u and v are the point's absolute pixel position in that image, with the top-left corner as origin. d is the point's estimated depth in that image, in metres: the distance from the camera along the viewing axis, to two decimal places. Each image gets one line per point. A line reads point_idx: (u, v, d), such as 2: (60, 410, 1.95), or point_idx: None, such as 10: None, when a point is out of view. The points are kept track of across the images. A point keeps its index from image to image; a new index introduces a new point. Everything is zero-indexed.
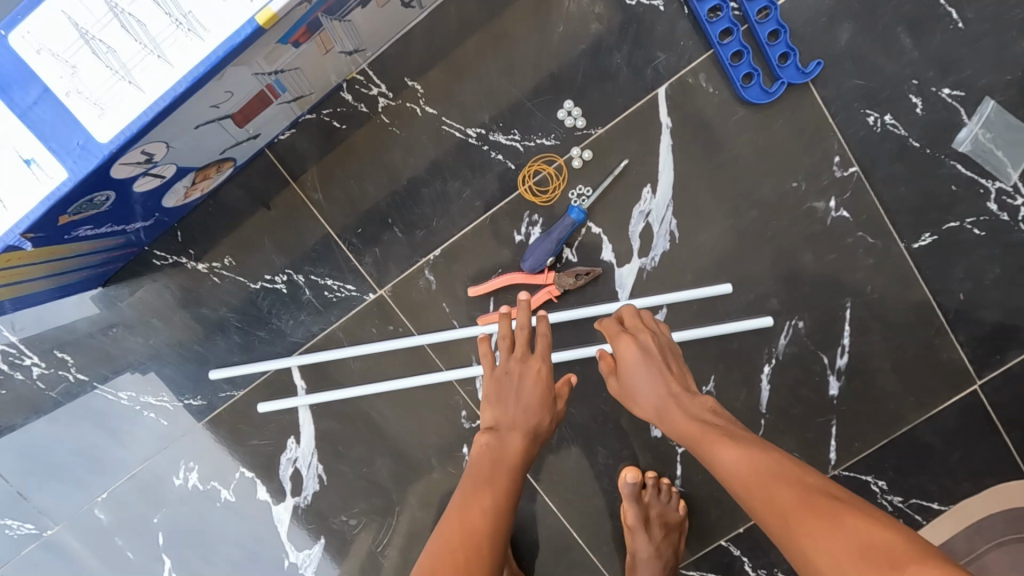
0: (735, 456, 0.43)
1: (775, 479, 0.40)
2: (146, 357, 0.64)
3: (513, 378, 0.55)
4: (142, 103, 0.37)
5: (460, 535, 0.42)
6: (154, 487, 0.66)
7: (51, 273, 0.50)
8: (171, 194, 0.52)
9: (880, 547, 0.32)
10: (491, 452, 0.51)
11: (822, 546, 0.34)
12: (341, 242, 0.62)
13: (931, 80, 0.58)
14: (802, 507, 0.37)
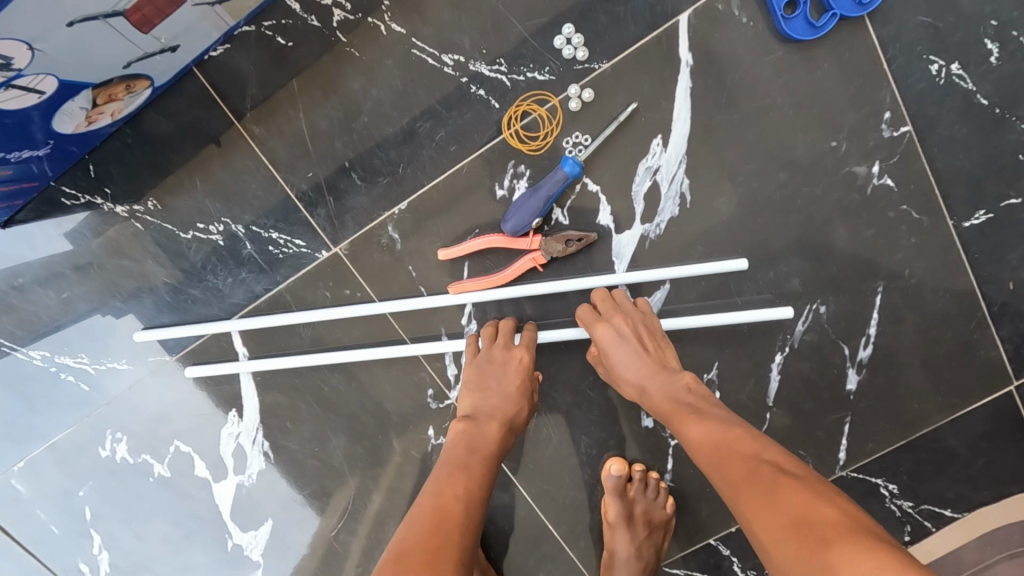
0: (706, 434, 0.40)
1: (735, 455, 0.37)
2: (59, 313, 0.55)
3: (488, 362, 0.50)
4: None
5: (433, 517, 0.35)
6: (78, 458, 0.59)
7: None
8: (65, 117, 0.41)
9: (822, 524, 0.30)
10: (459, 439, 0.45)
11: (767, 523, 0.31)
12: (289, 187, 0.52)
13: (1012, 22, 0.48)
14: (754, 481, 0.34)
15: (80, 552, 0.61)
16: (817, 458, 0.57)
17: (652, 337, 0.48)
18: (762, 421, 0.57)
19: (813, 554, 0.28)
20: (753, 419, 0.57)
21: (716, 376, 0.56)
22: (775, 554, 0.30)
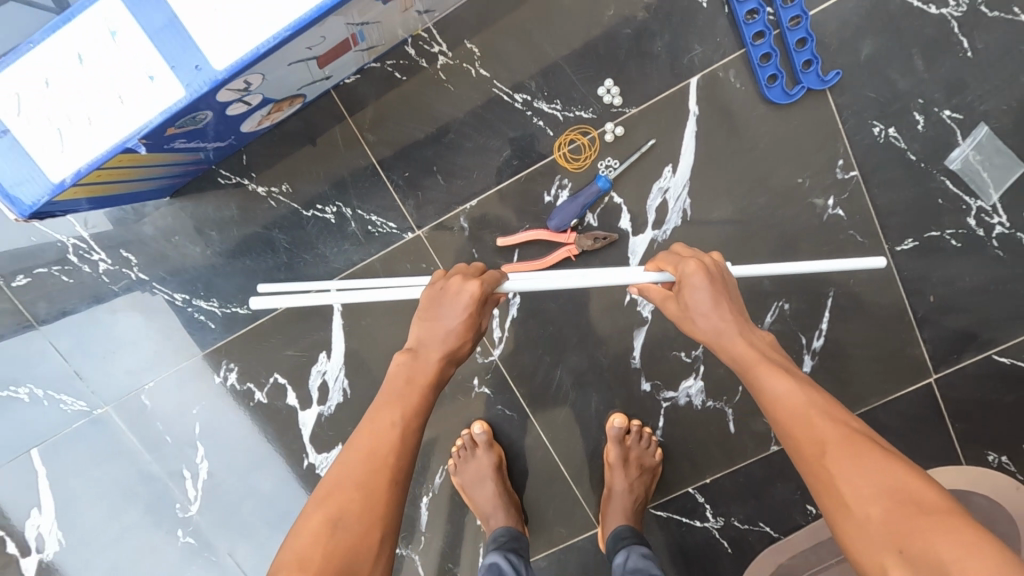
0: (784, 386, 0.45)
1: (822, 415, 0.42)
2: (197, 265, 0.70)
3: (448, 297, 0.51)
4: (258, 8, 0.43)
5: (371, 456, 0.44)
6: (197, 382, 0.74)
7: (146, 178, 0.56)
8: (250, 121, 0.58)
9: (911, 494, 0.36)
10: (400, 371, 0.50)
11: (854, 482, 0.37)
12: (388, 181, 0.68)
13: (936, 100, 0.64)
14: (841, 442, 0.40)
15: (187, 458, 0.77)
16: None
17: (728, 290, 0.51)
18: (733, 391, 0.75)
19: (900, 516, 0.35)
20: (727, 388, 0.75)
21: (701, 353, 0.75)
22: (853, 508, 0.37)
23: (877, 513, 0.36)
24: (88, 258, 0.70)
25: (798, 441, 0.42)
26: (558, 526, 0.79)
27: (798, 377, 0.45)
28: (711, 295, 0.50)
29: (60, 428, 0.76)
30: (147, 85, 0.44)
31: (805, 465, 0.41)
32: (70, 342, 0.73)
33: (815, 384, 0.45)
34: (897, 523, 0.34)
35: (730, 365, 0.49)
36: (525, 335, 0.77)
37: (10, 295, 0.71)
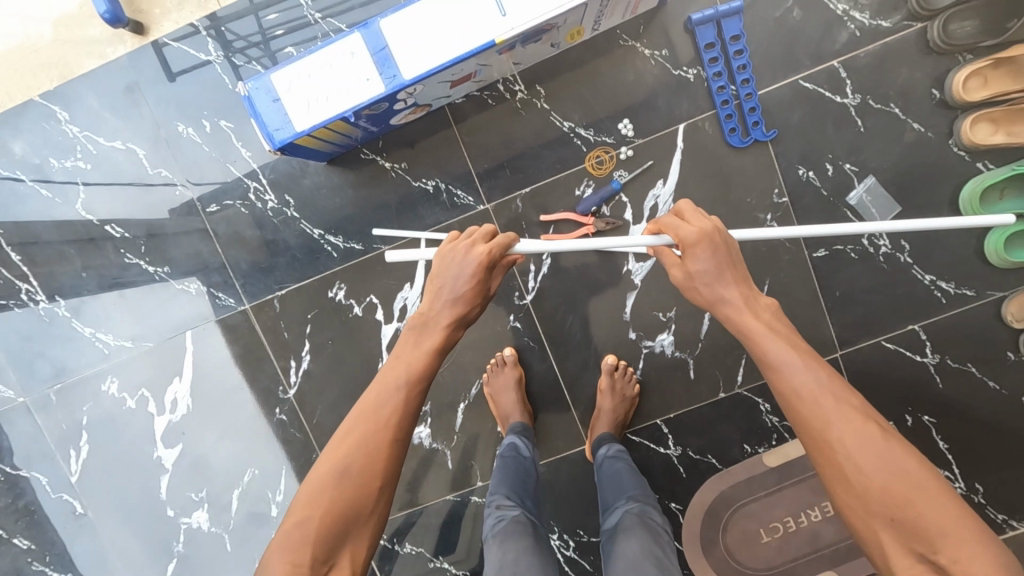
0: (805, 372, 0.59)
1: (836, 405, 0.56)
2: (334, 210, 1.03)
3: (455, 268, 0.75)
4: (428, 15, 0.76)
5: (389, 397, 0.69)
6: (315, 294, 1.05)
7: (334, 142, 0.89)
8: (399, 117, 0.92)
9: (908, 472, 0.52)
10: (419, 332, 0.75)
11: (864, 466, 0.54)
12: (472, 169, 1.01)
13: (840, 157, 0.96)
14: (854, 431, 0.55)
15: (296, 351, 1.06)
16: (726, 375, 1.03)
17: (726, 251, 0.67)
18: (696, 348, 1.03)
19: (902, 492, 0.52)
20: (691, 345, 1.03)
21: (673, 316, 1.03)
22: (865, 486, 0.53)
23: (872, 485, 0.53)
24: (262, 197, 1.02)
25: (817, 426, 0.57)
26: (558, 437, 1.07)
27: (815, 365, 0.59)
28: (707, 258, 0.67)
29: (213, 317, 1.06)
30: (363, 82, 0.78)
31: (820, 445, 0.56)
32: (236, 255, 1.04)
33: (822, 366, 0.59)
34: (881, 486, 0.52)
35: (739, 335, 0.65)
36: (550, 294, 1.04)
37: (202, 219, 1.03)
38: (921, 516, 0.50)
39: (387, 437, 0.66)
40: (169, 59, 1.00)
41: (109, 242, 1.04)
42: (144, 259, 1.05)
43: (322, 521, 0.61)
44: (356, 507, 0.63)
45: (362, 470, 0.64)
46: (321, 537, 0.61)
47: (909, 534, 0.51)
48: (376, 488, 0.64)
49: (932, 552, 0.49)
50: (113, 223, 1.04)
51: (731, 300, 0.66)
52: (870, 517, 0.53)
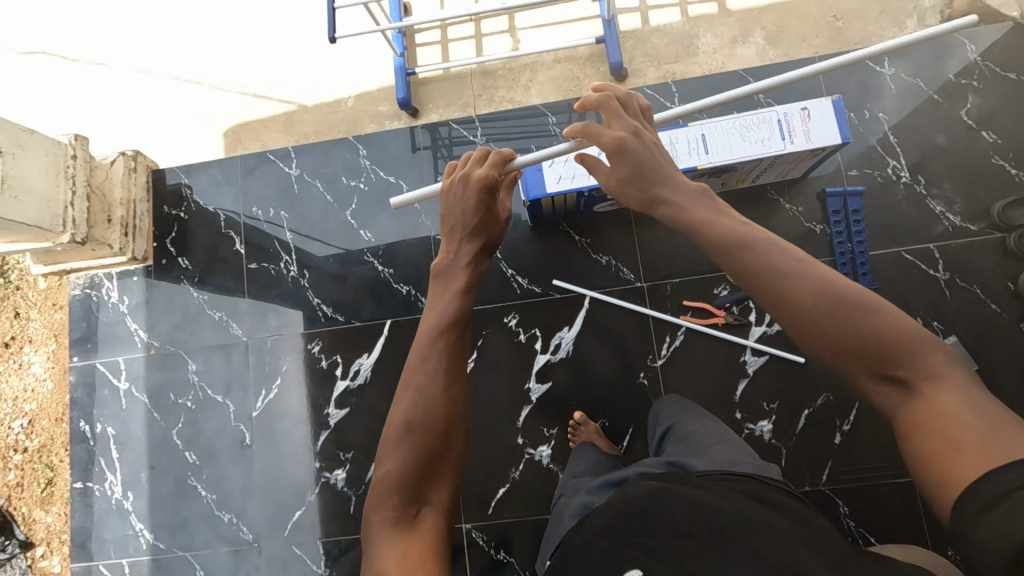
0: (760, 251, 0.70)
1: (800, 283, 0.66)
2: (527, 260, 1.36)
3: (461, 209, 0.98)
4: (655, 142, 1.14)
5: (433, 341, 0.86)
6: (492, 317, 1.34)
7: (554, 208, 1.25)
8: (602, 203, 1.27)
9: (868, 318, 0.63)
10: (445, 273, 0.96)
11: (836, 330, 0.63)
12: (638, 255, 1.33)
13: (930, 316, 1.23)
14: (823, 303, 0.64)
15: (465, 357, 1.33)
16: (812, 472, 1.21)
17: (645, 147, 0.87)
18: (790, 440, 1.23)
19: (867, 337, 0.62)
20: (786, 436, 1.23)
21: (775, 408, 1.24)
22: (838, 340, 0.63)
23: (844, 334, 0.63)
24: None
25: (789, 308, 0.66)
26: None
27: (774, 246, 0.70)
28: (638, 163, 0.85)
29: (411, 314, 1.36)
30: None
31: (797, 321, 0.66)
32: None
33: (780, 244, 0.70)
34: (851, 333, 0.63)
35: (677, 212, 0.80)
36: (676, 365, 1.28)
37: (430, 241, 1.39)
38: (884, 340, 0.62)
39: (435, 379, 0.82)
40: (449, 136, 1.46)
41: (358, 242, 1.41)
42: (378, 260, 1.39)
43: (406, 457, 0.78)
44: (432, 439, 0.79)
45: (427, 405, 0.81)
46: (412, 468, 0.77)
47: (877, 362, 0.62)
48: (446, 419, 0.81)
49: (900, 373, 0.61)
50: (367, 229, 1.41)
51: (661, 193, 0.83)
52: (847, 359, 0.63)
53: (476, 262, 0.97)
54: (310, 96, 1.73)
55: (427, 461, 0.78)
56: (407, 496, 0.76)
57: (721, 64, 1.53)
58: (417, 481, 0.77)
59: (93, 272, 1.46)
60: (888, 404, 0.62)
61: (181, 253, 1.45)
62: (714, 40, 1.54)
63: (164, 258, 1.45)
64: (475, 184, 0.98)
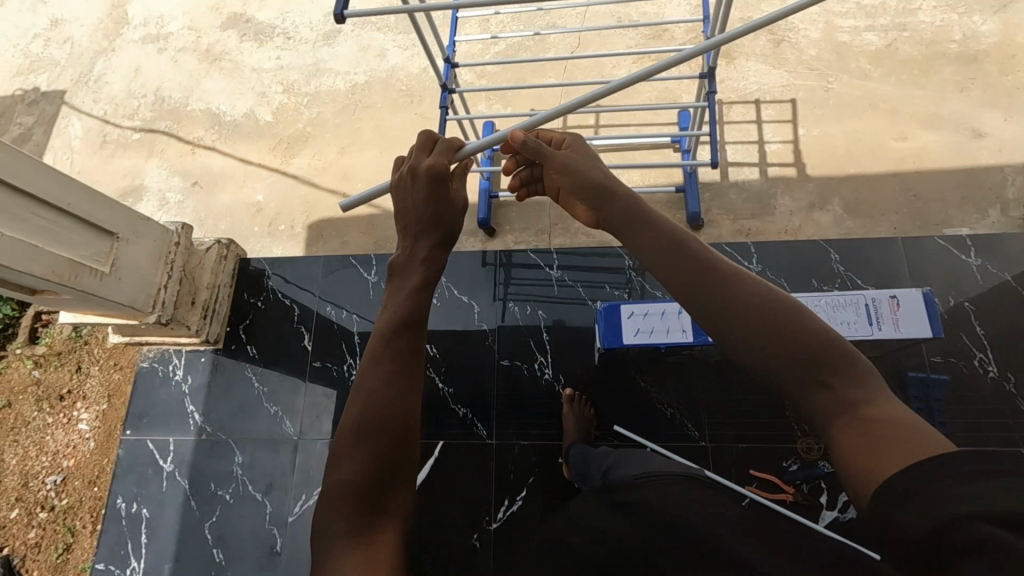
0: (658, 231, 0.68)
1: (696, 278, 0.62)
2: (590, 399, 1.35)
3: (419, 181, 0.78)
4: None
5: (390, 335, 0.63)
6: (549, 454, 1.33)
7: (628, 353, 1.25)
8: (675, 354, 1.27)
9: (789, 323, 0.57)
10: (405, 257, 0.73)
11: (765, 337, 0.57)
12: (702, 411, 1.31)
13: None
14: (741, 307, 0.59)
15: (514, 491, 1.30)
16: None
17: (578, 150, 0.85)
18: None
19: (791, 346, 0.56)
20: None
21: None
22: (769, 349, 0.57)
23: (765, 331, 0.57)
24: (542, 368, 1.40)
25: (714, 312, 0.59)
26: None
27: (662, 231, 0.68)
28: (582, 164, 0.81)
29: (465, 439, 1.36)
30: (680, 332, 1.14)
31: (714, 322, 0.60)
32: (504, 400, 1.38)
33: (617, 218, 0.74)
34: (769, 335, 0.57)
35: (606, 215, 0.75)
36: None
37: (494, 365, 1.42)
38: (802, 340, 0.57)
39: (398, 380, 0.60)
40: (527, 266, 1.52)
41: (424, 356, 1.44)
42: (438, 376, 1.42)
43: (358, 466, 0.56)
44: (393, 435, 0.57)
45: (387, 399, 0.59)
46: (367, 477, 0.56)
47: (813, 367, 0.56)
48: (405, 403, 0.59)
49: (829, 379, 0.56)
50: (433, 344, 1.45)
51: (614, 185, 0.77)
52: (767, 357, 0.57)
53: (435, 221, 0.75)
54: None
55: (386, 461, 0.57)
56: (366, 508, 0.55)
57: (797, 226, 1.55)
58: (378, 491, 0.56)
59: (163, 347, 1.50)
60: (823, 413, 0.55)
61: (249, 341, 1.49)
62: (791, 202, 1.58)
63: (233, 343, 1.49)
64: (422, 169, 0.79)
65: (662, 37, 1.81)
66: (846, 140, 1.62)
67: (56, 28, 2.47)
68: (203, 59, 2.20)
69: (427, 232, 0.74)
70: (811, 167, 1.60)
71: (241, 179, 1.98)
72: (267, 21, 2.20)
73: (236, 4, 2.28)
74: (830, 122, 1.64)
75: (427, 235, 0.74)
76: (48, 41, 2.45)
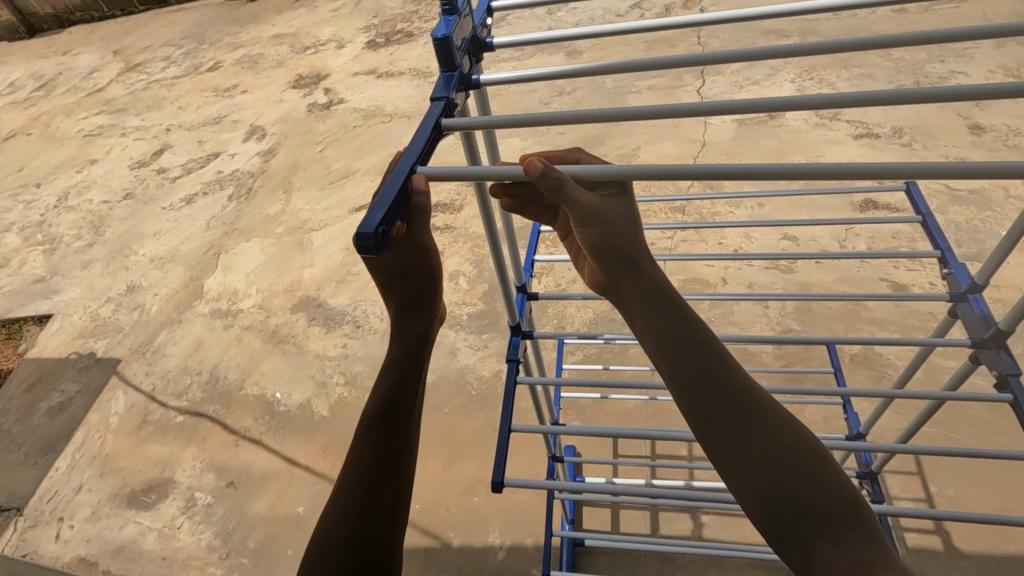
0: (674, 320, 0.70)
1: (696, 368, 0.67)
2: None
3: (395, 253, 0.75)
4: None
5: (376, 416, 0.74)
6: None
7: None
8: None
9: (792, 449, 0.63)
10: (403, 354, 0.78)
11: (767, 454, 0.62)
12: None
13: None
14: (740, 415, 0.64)
15: None
16: None
17: (614, 210, 0.76)
18: None
19: (795, 476, 0.61)
20: None
21: None
22: (772, 469, 0.61)
23: (756, 435, 0.63)
24: None
25: (718, 414, 0.65)
26: None
27: (670, 310, 0.71)
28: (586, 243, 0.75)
29: None
30: None
31: (712, 419, 0.65)
32: None
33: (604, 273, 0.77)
34: (780, 463, 0.62)
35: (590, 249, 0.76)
36: None
37: None
38: (793, 451, 0.62)
39: (354, 477, 0.70)
40: None
41: None
42: None
43: (328, 542, 0.67)
44: (349, 548, 0.66)
45: (345, 516, 0.68)
46: (344, 558, 0.65)
47: (816, 510, 0.60)
48: (382, 476, 0.70)
49: (829, 529, 0.60)
50: None
51: (644, 268, 0.74)
52: (749, 466, 0.62)
53: (400, 281, 0.77)
54: (454, 533, 1.56)
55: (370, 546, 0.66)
56: None
57: None
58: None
59: None
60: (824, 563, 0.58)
61: None
62: None
63: None
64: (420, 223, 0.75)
65: (752, 361, 1.71)
66: (991, 506, 1.39)
67: (130, 293, 2.54)
68: (268, 341, 2.19)
69: (401, 287, 0.78)
70: (958, 537, 1.36)
71: (284, 483, 1.78)
72: (338, 307, 2.23)
73: (311, 287, 2.35)
74: (964, 480, 1.45)
75: (398, 287, 0.78)
76: (119, 306, 2.48)
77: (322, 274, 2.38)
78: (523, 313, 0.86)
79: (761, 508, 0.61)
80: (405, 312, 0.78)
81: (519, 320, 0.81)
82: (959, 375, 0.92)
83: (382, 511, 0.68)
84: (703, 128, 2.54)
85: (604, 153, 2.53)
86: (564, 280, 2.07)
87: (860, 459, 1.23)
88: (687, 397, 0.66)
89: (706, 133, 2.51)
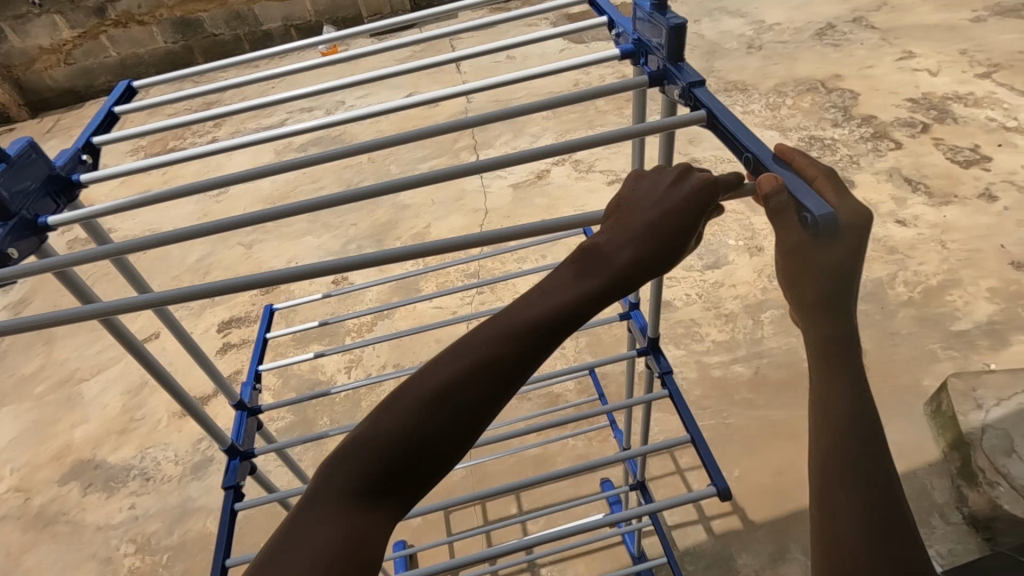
0: (842, 355, 0.70)
1: (842, 388, 0.70)
2: None
3: (648, 188, 0.63)
4: None
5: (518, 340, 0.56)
6: None
7: None
8: None
9: (878, 489, 0.66)
10: (567, 279, 0.59)
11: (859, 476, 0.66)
12: None
13: None
14: (847, 438, 0.68)
15: None
16: None
17: (841, 243, 0.63)
18: None
19: (871, 499, 0.65)
20: None
21: None
22: (852, 481, 0.66)
23: (870, 469, 0.67)
24: None
25: (835, 423, 0.69)
26: None
27: (851, 349, 0.70)
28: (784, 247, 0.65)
29: None
30: None
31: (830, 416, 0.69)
32: None
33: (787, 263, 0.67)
34: (864, 493, 0.65)
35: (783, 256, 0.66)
36: None
37: None
38: (882, 497, 0.65)
39: (456, 383, 0.55)
40: None
41: None
42: None
43: (401, 412, 0.55)
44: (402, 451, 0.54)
45: (423, 412, 0.55)
46: (413, 441, 0.54)
47: (877, 549, 0.63)
48: (485, 408, 0.56)
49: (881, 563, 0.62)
50: None
51: (851, 317, 0.70)
52: (847, 480, 0.66)
53: (669, 219, 0.60)
54: None
55: (394, 496, 0.54)
56: (354, 491, 0.53)
57: None
58: (361, 547, 0.51)
59: None
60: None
61: None
62: (751, 560, 1.44)
63: None
64: (699, 186, 0.61)
65: (558, 402, 1.82)
66: (771, 475, 1.59)
67: None
68: (31, 529, 1.81)
69: (666, 237, 0.60)
70: (750, 512, 1.53)
71: None
72: (122, 463, 1.93)
73: (85, 447, 2.00)
74: (745, 459, 1.63)
75: (671, 232, 0.60)
76: None
77: (98, 429, 2.05)
78: (247, 430, 0.87)
79: (832, 527, 0.65)
80: (636, 250, 0.60)
81: (234, 442, 0.82)
82: (645, 372, 1.21)
83: (453, 444, 0.55)
84: (484, 198, 2.74)
85: (397, 236, 2.60)
86: (374, 368, 2.05)
87: (627, 470, 1.42)
88: (826, 394, 0.70)
89: (487, 201, 2.71)
